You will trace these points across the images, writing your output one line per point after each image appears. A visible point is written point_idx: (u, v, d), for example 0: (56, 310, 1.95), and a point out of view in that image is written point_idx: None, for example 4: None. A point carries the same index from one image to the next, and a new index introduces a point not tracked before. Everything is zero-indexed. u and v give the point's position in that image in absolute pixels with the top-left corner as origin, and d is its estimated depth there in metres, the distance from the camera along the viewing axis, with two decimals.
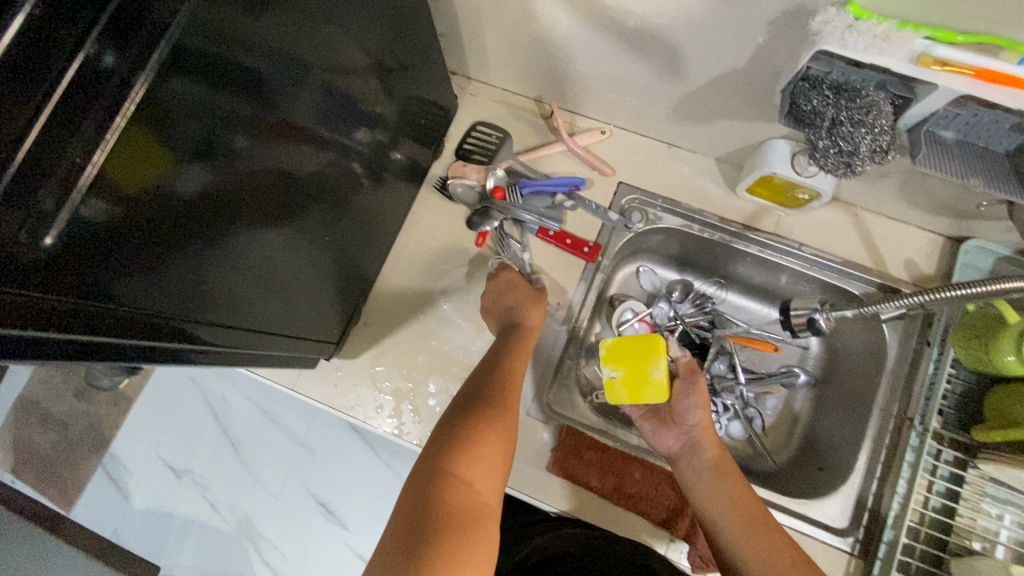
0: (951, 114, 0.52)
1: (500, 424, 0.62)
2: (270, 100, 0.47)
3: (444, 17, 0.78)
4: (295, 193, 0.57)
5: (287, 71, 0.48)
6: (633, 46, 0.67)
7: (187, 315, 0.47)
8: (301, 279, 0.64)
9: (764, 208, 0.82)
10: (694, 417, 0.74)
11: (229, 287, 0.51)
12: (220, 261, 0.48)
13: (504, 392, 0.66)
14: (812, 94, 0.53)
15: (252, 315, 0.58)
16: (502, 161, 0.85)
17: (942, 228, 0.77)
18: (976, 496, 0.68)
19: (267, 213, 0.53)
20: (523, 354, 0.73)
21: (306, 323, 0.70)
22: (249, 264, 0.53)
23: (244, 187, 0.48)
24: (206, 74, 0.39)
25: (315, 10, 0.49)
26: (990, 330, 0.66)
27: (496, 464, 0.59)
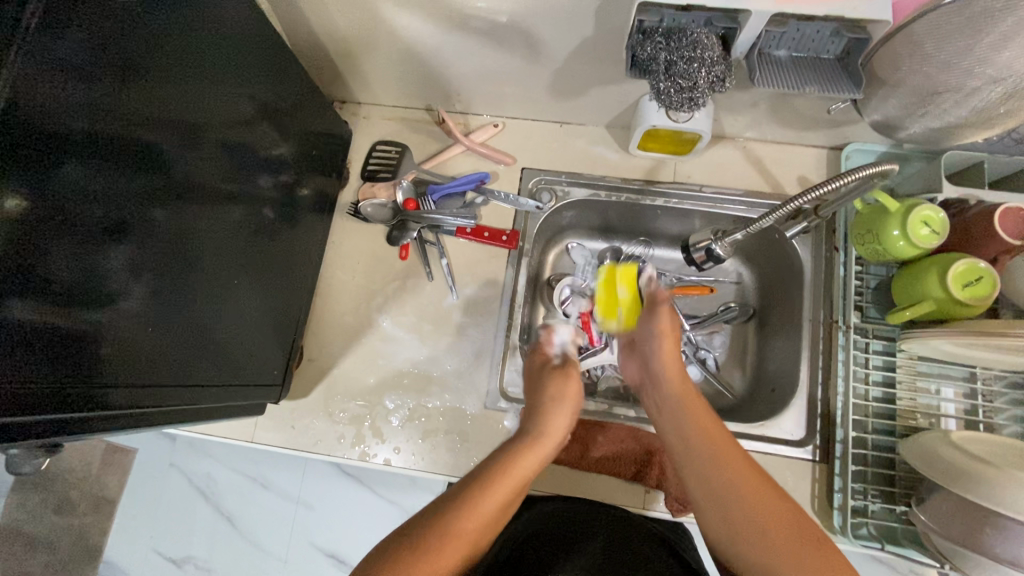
0: (777, 33, 0.57)
1: (469, 519, 0.51)
2: (161, 164, 0.52)
3: (314, 52, 0.80)
4: (207, 255, 0.60)
5: (174, 136, 0.53)
6: (492, 38, 0.71)
7: (116, 392, 0.50)
8: (231, 330, 0.66)
9: (660, 161, 0.86)
10: (653, 344, 0.70)
11: (144, 346, 0.53)
12: (132, 330, 0.51)
13: (484, 496, 0.53)
14: (647, 43, 0.55)
15: (180, 371, 0.59)
16: (407, 173, 0.87)
17: (822, 140, 0.82)
18: (911, 376, 0.74)
19: (172, 269, 0.55)
20: (539, 444, 0.61)
21: (253, 368, 0.72)
22: (167, 332, 0.56)
23: (148, 255, 0.52)
24: (83, 151, 0.43)
25: (193, 76, 0.54)
26: (876, 221, 0.70)
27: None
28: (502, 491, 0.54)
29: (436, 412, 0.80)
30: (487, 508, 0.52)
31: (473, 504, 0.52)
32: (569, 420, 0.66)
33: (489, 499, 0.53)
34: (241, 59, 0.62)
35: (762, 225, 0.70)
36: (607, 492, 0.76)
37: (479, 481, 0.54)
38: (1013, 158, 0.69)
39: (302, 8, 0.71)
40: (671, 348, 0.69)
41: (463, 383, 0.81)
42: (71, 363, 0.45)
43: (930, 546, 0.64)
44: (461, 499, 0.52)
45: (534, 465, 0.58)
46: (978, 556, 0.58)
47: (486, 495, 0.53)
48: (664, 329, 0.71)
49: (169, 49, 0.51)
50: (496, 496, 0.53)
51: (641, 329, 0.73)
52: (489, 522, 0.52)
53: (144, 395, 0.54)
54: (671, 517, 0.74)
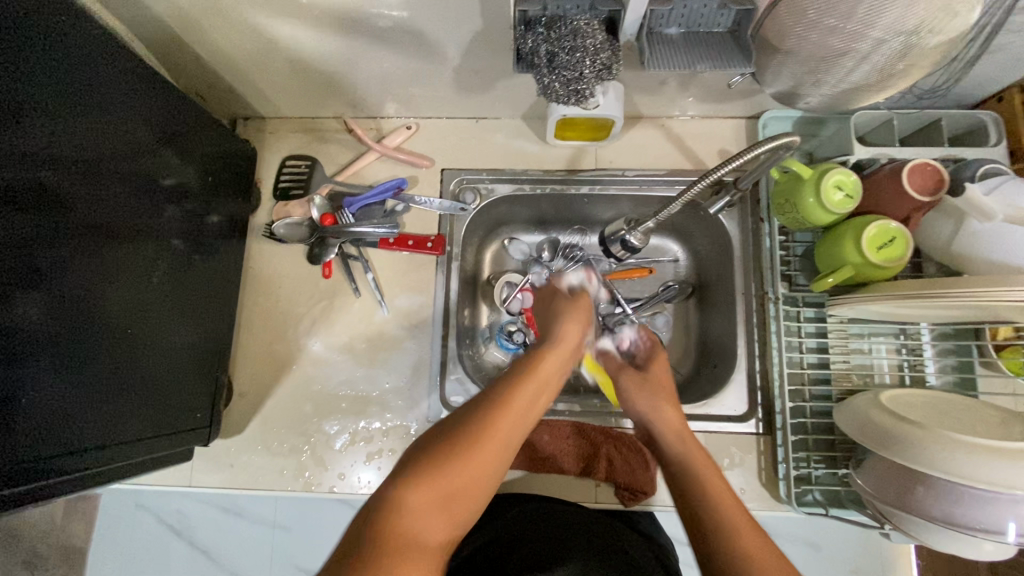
0: (663, 11, 0.55)
1: (505, 418, 0.49)
2: (52, 207, 0.49)
3: (201, 72, 0.75)
4: (122, 292, 0.58)
5: (63, 175, 0.51)
6: (381, 40, 0.67)
7: (31, 447, 0.49)
8: (158, 370, 0.64)
9: (581, 148, 0.84)
10: (638, 414, 0.65)
11: (62, 399, 0.51)
12: (44, 379, 0.49)
13: (515, 390, 0.51)
14: (529, 34, 0.53)
15: (107, 421, 0.57)
16: (321, 188, 0.83)
17: (738, 111, 0.81)
18: (843, 338, 0.74)
19: (82, 315, 0.53)
20: (553, 349, 0.60)
21: (185, 405, 0.70)
22: (90, 377, 0.54)
23: (57, 303, 0.50)
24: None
25: (75, 112, 0.51)
26: (794, 191, 0.69)
27: (480, 476, 0.46)
28: (534, 388, 0.53)
29: (378, 433, 0.77)
30: (522, 399, 0.51)
31: (510, 394, 0.51)
32: (581, 335, 0.64)
33: (523, 390, 0.52)
34: (135, 88, 0.59)
35: (666, 214, 0.70)
36: (559, 490, 0.75)
37: (508, 381, 0.53)
38: (922, 112, 0.70)
39: (173, 28, 0.66)
40: (664, 409, 0.64)
41: (403, 399, 0.79)
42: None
43: (870, 508, 0.65)
44: (497, 397, 0.51)
45: (556, 367, 0.57)
46: (911, 516, 0.59)
47: (516, 391, 0.51)
48: (638, 392, 0.67)
49: (53, 91, 0.49)
50: (527, 388, 0.52)
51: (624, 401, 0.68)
52: (528, 411, 0.51)
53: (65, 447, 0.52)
54: (622, 507, 0.74)
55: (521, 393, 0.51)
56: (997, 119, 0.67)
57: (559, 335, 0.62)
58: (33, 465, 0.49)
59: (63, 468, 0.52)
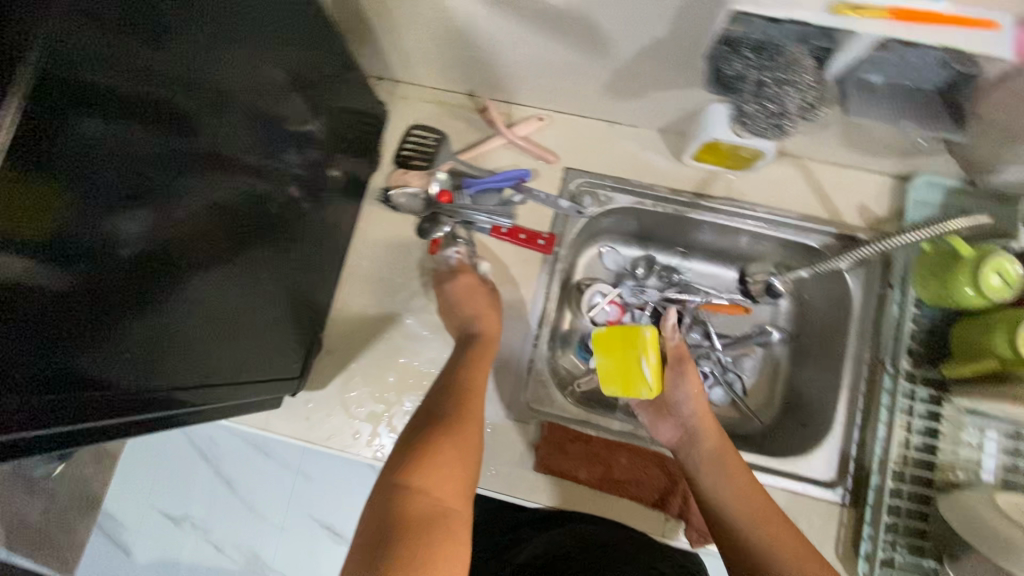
0: (877, 58, 0.51)
1: (470, 415, 0.64)
2: (196, 134, 0.44)
3: (357, 25, 0.74)
4: (233, 235, 0.54)
5: (208, 102, 0.45)
6: (553, 28, 0.65)
7: (122, 383, 0.45)
8: (248, 319, 0.61)
9: (713, 173, 0.81)
10: (683, 400, 0.74)
11: (167, 339, 0.49)
12: (152, 312, 0.45)
13: (472, 377, 0.69)
14: (733, 57, 0.52)
15: (195, 365, 0.54)
16: (444, 163, 0.82)
17: (889, 168, 0.77)
18: (955, 428, 0.69)
19: (199, 256, 0.49)
20: (487, 344, 0.74)
21: (257, 349, 0.65)
22: (193, 320, 0.51)
23: (175, 235, 0.45)
24: (110, 113, 0.35)
25: (229, 34, 0.46)
26: (947, 267, 0.66)
27: (467, 454, 0.60)
28: (479, 384, 0.68)
29: None
30: (475, 381, 0.69)
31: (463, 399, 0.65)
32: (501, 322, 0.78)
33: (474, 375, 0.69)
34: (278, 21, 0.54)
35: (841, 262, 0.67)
36: (626, 516, 0.74)
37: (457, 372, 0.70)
38: None
39: None
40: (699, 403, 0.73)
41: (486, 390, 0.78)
42: (82, 349, 0.39)
43: None
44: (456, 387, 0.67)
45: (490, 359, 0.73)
46: None
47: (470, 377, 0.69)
48: (695, 383, 0.74)
49: None
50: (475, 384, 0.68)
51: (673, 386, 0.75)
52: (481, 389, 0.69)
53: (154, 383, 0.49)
54: (688, 547, 0.72)
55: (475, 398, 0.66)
56: None
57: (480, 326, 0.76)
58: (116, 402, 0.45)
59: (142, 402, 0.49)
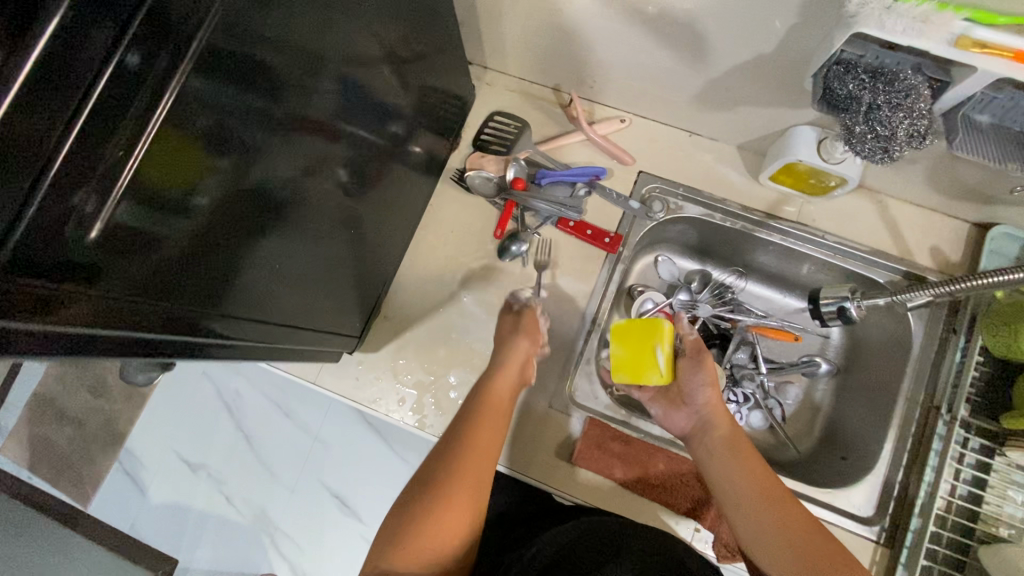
0: (988, 98, 0.51)
1: (472, 466, 0.57)
2: (293, 99, 0.47)
3: (461, 8, 0.77)
4: (309, 195, 0.56)
5: (308, 67, 0.47)
6: (657, 31, 0.66)
7: (219, 320, 0.48)
8: (319, 273, 0.64)
9: (786, 196, 0.81)
10: (699, 396, 0.70)
11: (251, 284, 0.51)
12: (246, 261, 0.48)
13: (476, 428, 0.61)
14: (848, 78, 0.52)
15: (272, 310, 0.57)
16: (521, 151, 0.84)
17: (968, 214, 0.76)
18: (1004, 483, 0.68)
19: (280, 209, 0.51)
20: (503, 372, 0.69)
21: (323, 311, 0.68)
22: (273, 269, 0.54)
23: (263, 187, 0.47)
24: (232, 77, 0.39)
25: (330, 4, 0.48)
26: (1019, 318, 0.65)
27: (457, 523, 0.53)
28: (489, 427, 0.61)
29: None
30: (481, 432, 0.60)
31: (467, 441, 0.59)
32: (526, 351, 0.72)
33: (478, 428, 0.61)
34: None
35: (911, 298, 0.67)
36: (658, 522, 0.74)
37: (466, 420, 0.62)
38: None
39: None
40: (715, 398, 0.70)
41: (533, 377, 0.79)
42: (194, 290, 0.42)
43: None
44: (460, 437, 0.60)
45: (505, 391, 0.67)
46: None
47: (476, 427, 0.61)
48: (708, 367, 0.71)
49: None
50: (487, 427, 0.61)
51: (687, 377, 0.72)
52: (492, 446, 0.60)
53: (242, 329, 0.52)
54: (715, 561, 0.72)
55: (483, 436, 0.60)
56: None
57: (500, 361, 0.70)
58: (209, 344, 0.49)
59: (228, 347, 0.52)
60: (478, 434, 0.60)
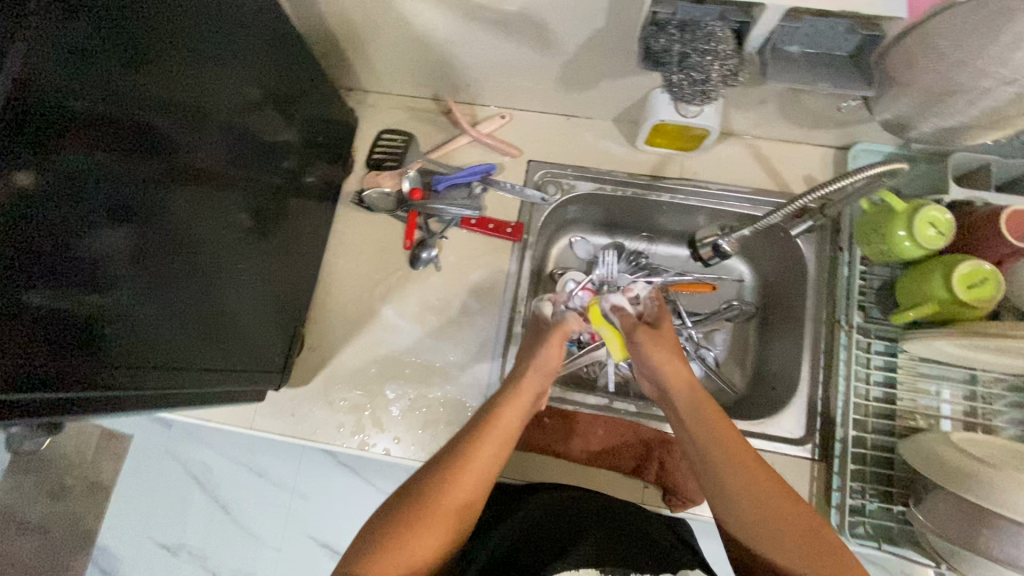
0: (790, 29, 0.57)
1: (463, 483, 0.56)
2: (168, 151, 0.49)
3: (323, 39, 0.79)
4: (208, 241, 0.58)
5: (182, 122, 0.51)
6: (504, 28, 0.70)
7: (114, 373, 0.47)
8: (232, 314, 0.64)
9: (667, 156, 0.86)
10: (647, 367, 0.67)
11: (148, 331, 0.51)
12: (134, 308, 0.48)
13: (475, 450, 0.58)
14: (660, 35, 0.55)
15: (182, 355, 0.56)
16: (412, 163, 0.87)
17: (829, 140, 0.82)
18: (911, 377, 0.74)
19: (171, 255, 0.52)
20: (522, 397, 0.65)
21: (241, 355, 0.68)
22: (174, 312, 0.54)
23: (143, 235, 0.48)
24: (90, 135, 0.41)
25: (197, 61, 0.51)
26: (885, 221, 0.70)
27: (439, 531, 0.53)
28: (489, 446, 0.59)
29: (437, 404, 0.79)
30: (472, 463, 0.57)
31: (467, 459, 0.57)
32: (547, 381, 0.69)
33: (477, 451, 0.58)
34: (249, 46, 0.60)
35: (768, 222, 0.71)
36: (607, 486, 0.77)
37: (467, 442, 0.59)
38: None
39: None
40: (671, 362, 0.65)
41: (465, 375, 0.81)
42: (75, 351, 0.43)
43: (928, 546, 0.64)
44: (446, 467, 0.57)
45: (513, 417, 0.62)
46: (975, 556, 0.57)
47: (474, 451, 0.58)
48: (654, 346, 0.66)
49: (167, 26, 0.47)
50: (486, 446, 0.59)
51: (636, 359, 0.68)
52: (489, 469, 0.58)
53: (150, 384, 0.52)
54: (669, 511, 0.75)
55: (481, 455, 0.58)
56: None
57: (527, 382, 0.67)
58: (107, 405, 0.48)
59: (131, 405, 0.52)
60: (478, 452, 0.58)
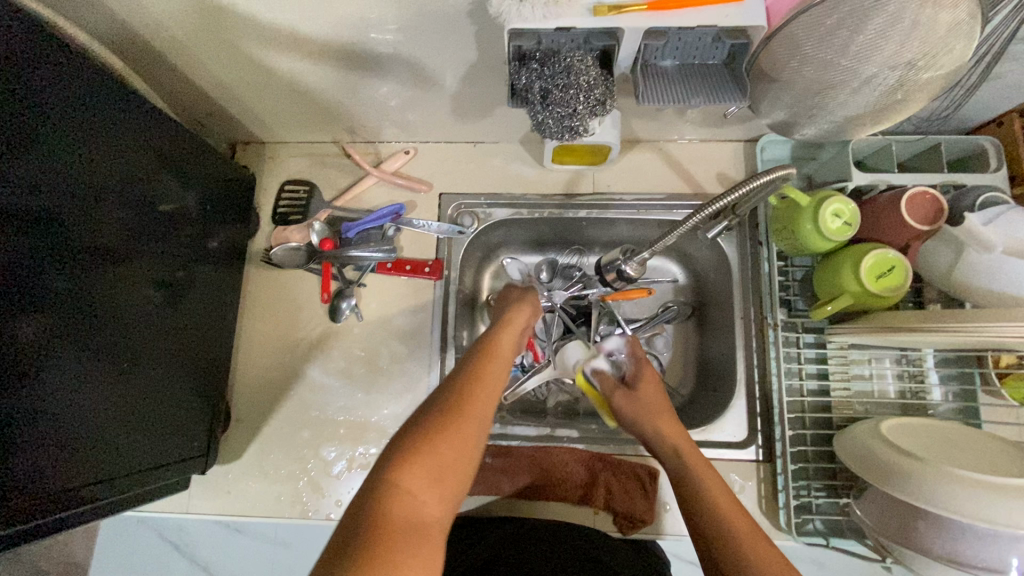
0: (658, 46, 0.55)
1: (487, 390, 0.52)
2: (43, 232, 0.49)
3: (203, 101, 0.76)
4: (112, 321, 0.57)
5: (60, 201, 0.51)
6: (380, 71, 0.67)
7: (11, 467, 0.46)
8: (155, 386, 0.63)
9: (578, 172, 0.84)
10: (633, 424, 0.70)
11: (53, 415, 0.50)
12: (31, 395, 0.48)
13: (485, 365, 0.55)
14: (522, 70, 0.54)
15: (102, 437, 0.56)
16: (320, 213, 0.84)
17: (736, 135, 0.81)
18: (843, 366, 0.74)
19: (68, 335, 0.52)
20: (509, 330, 0.64)
21: (157, 449, 0.65)
22: (83, 393, 0.53)
23: (25, 325, 0.47)
24: None
25: (66, 139, 0.51)
26: (791, 218, 0.69)
27: (473, 434, 0.47)
28: (496, 363, 0.56)
29: (375, 459, 0.77)
30: (486, 374, 0.54)
31: (481, 370, 0.54)
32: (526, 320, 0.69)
33: (489, 366, 0.55)
34: (137, 114, 0.59)
35: (665, 243, 0.68)
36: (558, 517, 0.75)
37: (474, 360, 0.56)
38: (920, 138, 0.70)
39: (172, 62, 0.66)
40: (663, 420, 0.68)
41: (401, 426, 0.78)
42: None
43: (872, 540, 0.63)
44: (464, 378, 0.52)
45: (509, 345, 0.62)
46: (914, 554, 0.57)
47: (484, 365, 0.55)
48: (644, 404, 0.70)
49: (27, 111, 0.47)
50: (494, 364, 0.56)
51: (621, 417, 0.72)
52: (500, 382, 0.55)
53: (52, 477, 0.51)
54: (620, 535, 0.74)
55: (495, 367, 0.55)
56: (999, 145, 0.67)
57: (510, 321, 0.66)
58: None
59: (17, 485, 0.47)
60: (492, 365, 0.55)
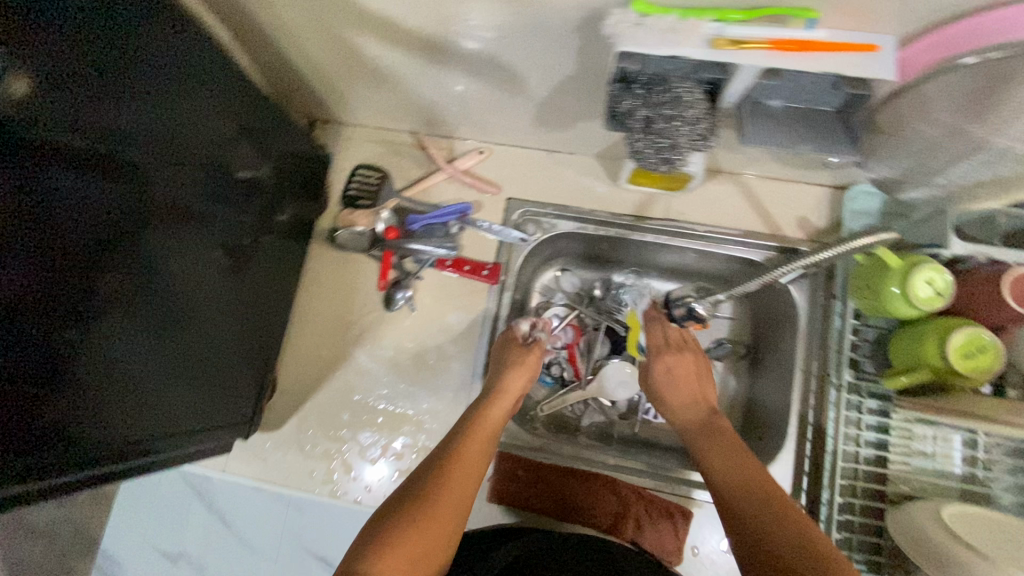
0: (769, 85, 0.53)
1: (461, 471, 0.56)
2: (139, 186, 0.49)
3: (294, 78, 0.77)
4: (179, 287, 0.58)
5: (157, 158, 0.51)
6: (472, 72, 0.67)
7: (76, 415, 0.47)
8: (206, 355, 0.64)
9: (650, 195, 0.82)
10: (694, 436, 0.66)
11: (120, 372, 0.51)
12: (105, 348, 0.48)
13: (466, 445, 0.59)
14: (626, 95, 0.53)
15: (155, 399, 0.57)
16: (387, 201, 0.84)
17: (824, 180, 0.77)
18: (905, 439, 0.70)
19: (143, 292, 0.52)
20: (500, 399, 0.67)
21: (207, 414, 0.67)
22: (145, 354, 0.54)
23: (110, 276, 0.48)
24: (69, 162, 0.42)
25: (172, 96, 0.51)
26: (878, 277, 0.65)
27: (446, 523, 0.51)
28: (478, 443, 0.60)
29: (408, 452, 0.78)
30: (465, 456, 0.57)
31: (461, 451, 0.58)
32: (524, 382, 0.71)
33: (468, 446, 0.59)
34: (232, 81, 0.59)
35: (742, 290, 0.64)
36: None
37: (455, 439, 0.60)
38: None
39: (273, 38, 0.67)
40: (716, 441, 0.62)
41: (438, 424, 0.79)
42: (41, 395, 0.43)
43: None
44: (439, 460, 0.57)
45: (497, 418, 0.65)
46: None
47: (465, 445, 0.59)
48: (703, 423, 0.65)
49: (142, 65, 0.47)
50: (474, 445, 0.59)
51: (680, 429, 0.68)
52: (479, 465, 0.59)
53: (110, 432, 0.52)
54: None
55: (472, 447, 0.59)
56: None
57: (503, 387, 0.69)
58: (71, 446, 0.47)
59: (84, 436, 0.49)
60: (471, 446, 0.59)
